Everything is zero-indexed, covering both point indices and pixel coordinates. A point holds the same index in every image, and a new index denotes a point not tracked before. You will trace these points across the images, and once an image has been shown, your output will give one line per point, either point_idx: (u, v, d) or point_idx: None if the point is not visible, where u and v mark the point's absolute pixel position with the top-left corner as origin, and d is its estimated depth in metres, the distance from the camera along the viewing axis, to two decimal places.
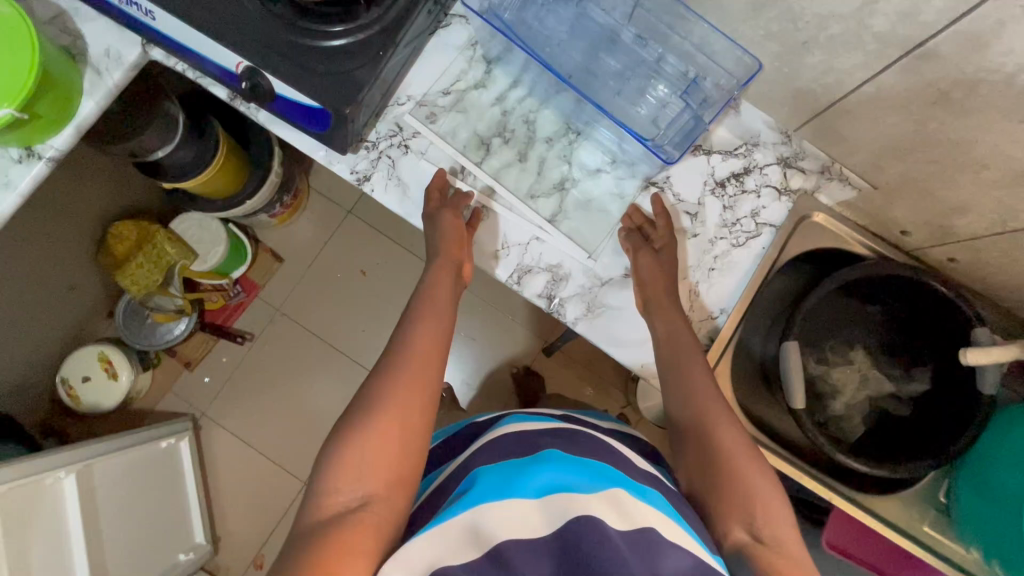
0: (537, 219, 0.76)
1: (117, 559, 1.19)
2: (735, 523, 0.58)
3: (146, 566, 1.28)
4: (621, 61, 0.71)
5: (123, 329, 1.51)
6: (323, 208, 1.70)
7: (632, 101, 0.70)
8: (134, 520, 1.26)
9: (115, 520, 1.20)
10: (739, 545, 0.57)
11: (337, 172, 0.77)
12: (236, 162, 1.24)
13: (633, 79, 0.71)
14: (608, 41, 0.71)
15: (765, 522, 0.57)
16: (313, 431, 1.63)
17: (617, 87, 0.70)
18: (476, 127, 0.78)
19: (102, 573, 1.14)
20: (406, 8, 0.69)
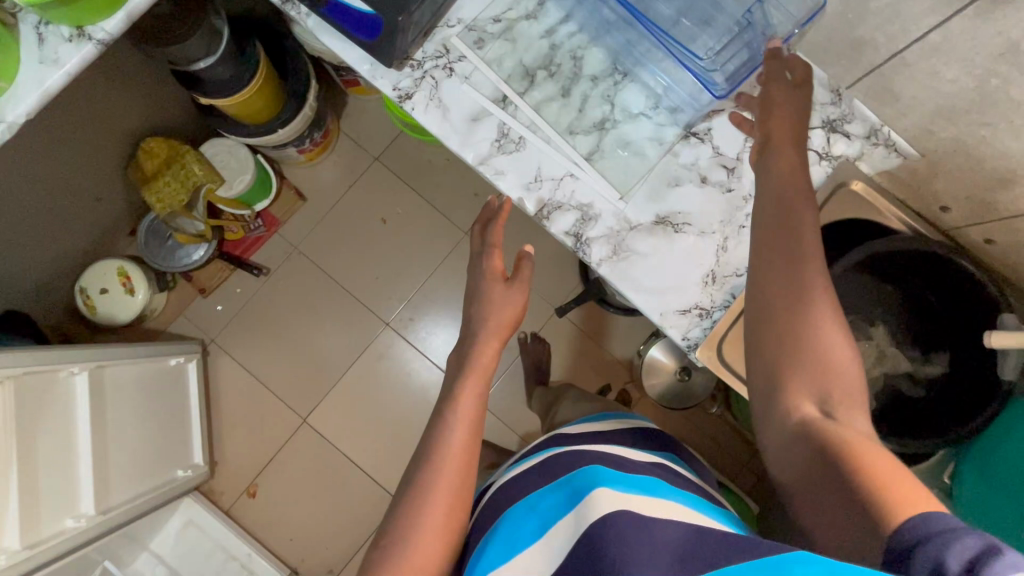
0: (574, 156, 0.76)
1: (120, 461, 1.22)
2: (805, 397, 0.55)
3: (147, 474, 1.31)
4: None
5: (143, 248, 1.53)
6: (351, 151, 1.70)
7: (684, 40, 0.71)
8: (139, 428, 1.29)
9: (122, 424, 1.23)
10: (807, 420, 0.54)
11: (379, 88, 0.77)
12: (273, 88, 1.23)
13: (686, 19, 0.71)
14: None
15: (841, 399, 0.54)
16: (318, 369, 1.65)
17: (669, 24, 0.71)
18: (523, 58, 0.77)
19: (104, 472, 1.16)
20: None
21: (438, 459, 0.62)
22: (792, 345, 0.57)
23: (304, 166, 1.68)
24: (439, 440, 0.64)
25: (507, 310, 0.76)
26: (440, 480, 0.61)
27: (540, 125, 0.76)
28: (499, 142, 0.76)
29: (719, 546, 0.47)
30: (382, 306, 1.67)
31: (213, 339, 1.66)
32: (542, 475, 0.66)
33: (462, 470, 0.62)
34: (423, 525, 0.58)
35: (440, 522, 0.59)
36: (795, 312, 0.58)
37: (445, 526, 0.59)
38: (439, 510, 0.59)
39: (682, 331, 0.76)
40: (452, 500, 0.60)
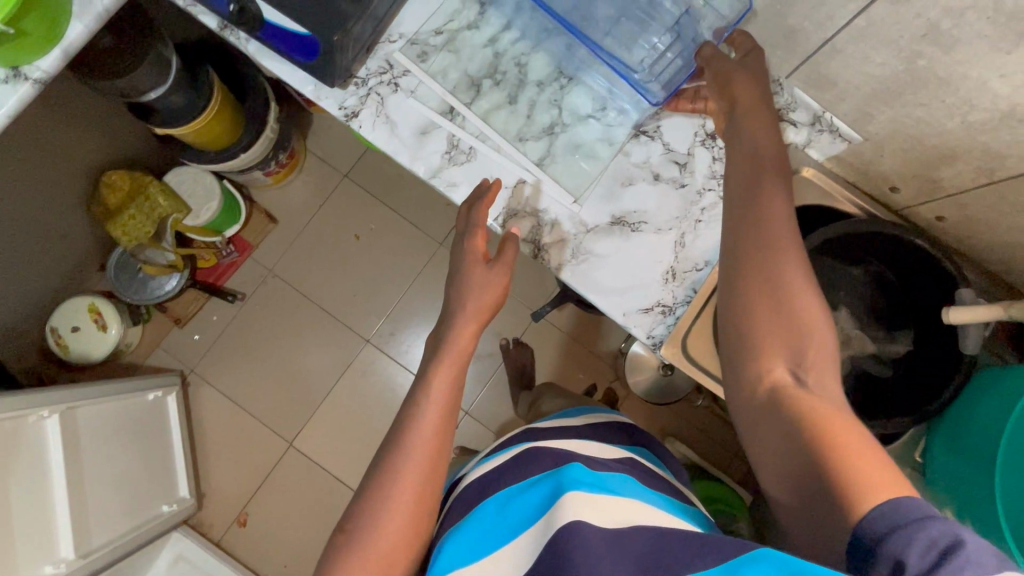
0: (525, 163, 0.76)
1: (99, 503, 1.19)
2: (779, 361, 0.53)
3: (130, 513, 1.29)
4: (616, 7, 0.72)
5: (113, 282, 1.51)
6: (320, 170, 1.69)
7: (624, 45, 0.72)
8: (119, 467, 1.27)
9: (99, 464, 1.21)
10: (778, 385, 0.52)
11: (325, 108, 0.76)
12: (231, 114, 1.23)
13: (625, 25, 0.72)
14: None
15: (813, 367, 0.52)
16: (301, 392, 1.64)
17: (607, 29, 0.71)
18: (467, 68, 0.77)
19: (82, 515, 1.14)
20: None
21: (404, 462, 0.59)
22: (767, 318, 0.54)
23: (273, 188, 1.67)
24: (411, 437, 0.61)
25: (486, 293, 0.69)
26: (403, 488, 0.58)
27: (489, 134, 0.76)
28: (450, 154, 0.76)
29: (682, 558, 0.46)
30: (361, 323, 1.66)
31: (192, 368, 1.64)
32: (513, 470, 0.64)
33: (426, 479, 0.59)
34: (381, 533, 0.56)
35: (402, 535, 0.56)
36: (770, 284, 0.54)
37: (406, 539, 0.57)
38: (401, 522, 0.57)
39: (647, 330, 0.76)
40: (416, 512, 0.57)
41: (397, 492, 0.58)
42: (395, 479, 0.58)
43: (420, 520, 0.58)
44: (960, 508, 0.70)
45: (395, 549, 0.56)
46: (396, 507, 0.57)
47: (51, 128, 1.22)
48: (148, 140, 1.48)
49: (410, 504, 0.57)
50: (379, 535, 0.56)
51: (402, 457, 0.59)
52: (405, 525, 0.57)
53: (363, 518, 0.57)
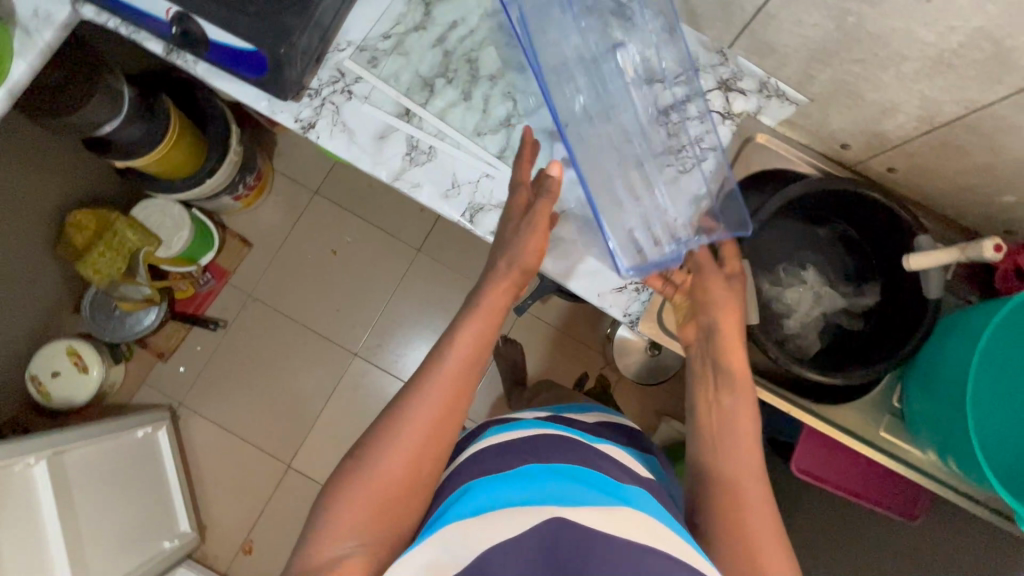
0: (486, 156, 0.76)
1: (97, 546, 1.17)
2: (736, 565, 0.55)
3: (130, 552, 1.27)
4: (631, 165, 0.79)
5: (90, 322, 1.49)
6: (289, 189, 1.68)
7: (616, 206, 0.77)
8: (114, 508, 1.25)
9: (93, 506, 1.19)
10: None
11: (281, 122, 0.76)
12: (192, 139, 1.22)
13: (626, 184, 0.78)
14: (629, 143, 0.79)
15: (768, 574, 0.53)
16: (294, 413, 1.63)
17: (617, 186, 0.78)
18: (419, 69, 0.78)
19: (81, 560, 1.12)
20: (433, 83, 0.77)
21: (420, 404, 0.58)
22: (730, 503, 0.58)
23: (244, 212, 1.66)
24: (432, 379, 0.60)
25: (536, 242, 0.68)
26: (412, 433, 0.57)
27: (447, 132, 0.77)
28: (411, 154, 0.76)
29: None
30: (347, 337, 1.66)
31: (180, 402, 1.62)
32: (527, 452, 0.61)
33: (439, 428, 0.58)
34: (385, 471, 0.55)
35: (405, 478, 0.55)
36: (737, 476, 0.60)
37: (409, 483, 0.55)
38: (406, 464, 0.56)
39: (623, 308, 0.77)
40: (423, 460, 0.56)
41: (406, 435, 0.57)
42: (406, 430, 0.57)
43: (429, 465, 0.57)
44: (943, 448, 0.72)
45: (398, 491, 0.55)
46: (403, 450, 0.56)
47: (9, 172, 1.20)
48: (110, 176, 1.46)
49: (417, 450, 0.56)
50: (383, 473, 0.55)
51: (419, 398, 0.58)
52: (409, 468, 0.56)
53: (371, 454, 0.56)
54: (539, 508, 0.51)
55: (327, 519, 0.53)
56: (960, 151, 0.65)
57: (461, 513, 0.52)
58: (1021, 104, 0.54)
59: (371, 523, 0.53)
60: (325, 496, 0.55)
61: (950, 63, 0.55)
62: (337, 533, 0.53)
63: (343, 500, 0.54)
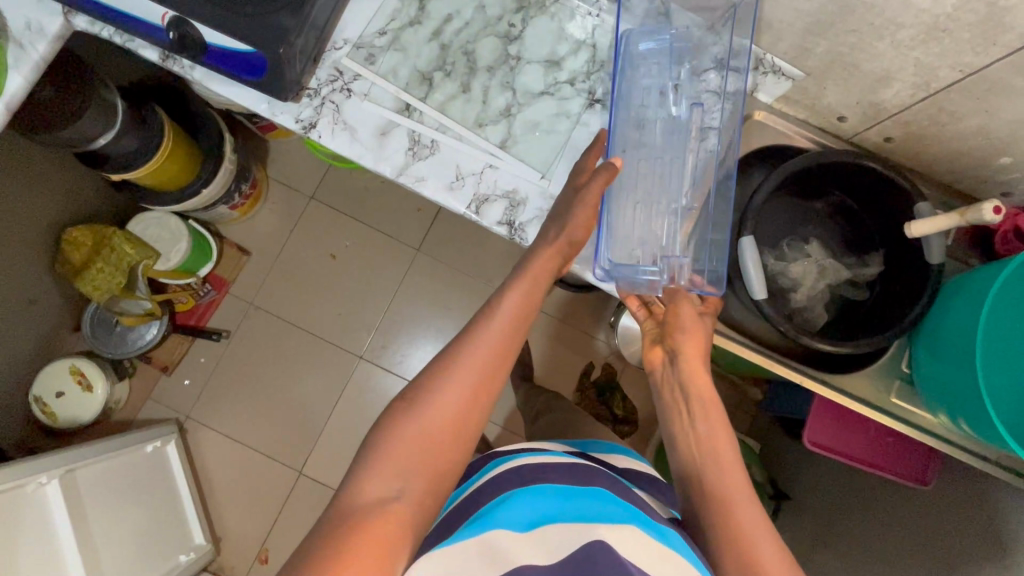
0: (488, 147, 0.77)
1: (114, 562, 1.17)
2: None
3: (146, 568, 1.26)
4: (648, 183, 0.79)
5: (92, 339, 1.48)
6: (285, 195, 1.68)
7: (623, 220, 0.78)
8: (128, 524, 1.24)
9: (107, 523, 1.18)
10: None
11: (282, 124, 0.76)
12: (186, 148, 1.21)
13: (643, 200, 0.79)
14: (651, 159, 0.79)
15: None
16: (302, 420, 1.62)
17: (632, 199, 0.78)
18: (416, 63, 0.78)
19: None
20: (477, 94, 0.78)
21: (468, 359, 0.60)
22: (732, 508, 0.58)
23: (240, 221, 1.65)
24: (483, 337, 0.62)
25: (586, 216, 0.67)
26: (458, 387, 0.58)
27: (448, 125, 0.77)
28: (414, 149, 0.76)
29: None
30: (351, 340, 1.65)
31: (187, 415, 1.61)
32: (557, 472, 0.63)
33: (484, 384, 0.59)
34: (430, 418, 0.56)
35: (449, 427, 0.57)
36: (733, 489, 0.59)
37: (452, 433, 0.57)
38: (450, 414, 0.57)
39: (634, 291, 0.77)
40: (466, 413, 0.58)
41: (452, 386, 0.58)
42: (453, 384, 0.58)
43: (474, 418, 0.58)
44: (956, 410, 0.73)
45: (442, 439, 0.56)
46: (449, 401, 0.57)
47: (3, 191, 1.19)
48: (103, 192, 1.45)
49: (462, 403, 0.58)
50: (429, 419, 0.56)
51: (467, 354, 0.60)
52: (454, 419, 0.57)
53: (419, 400, 0.57)
54: (571, 524, 0.53)
55: (373, 462, 0.54)
56: (957, 115, 0.66)
57: (498, 521, 0.54)
58: (1015, 64, 0.56)
59: (415, 465, 0.54)
60: (372, 438, 0.57)
61: (946, 28, 0.56)
62: (381, 473, 0.54)
63: (393, 443, 0.55)
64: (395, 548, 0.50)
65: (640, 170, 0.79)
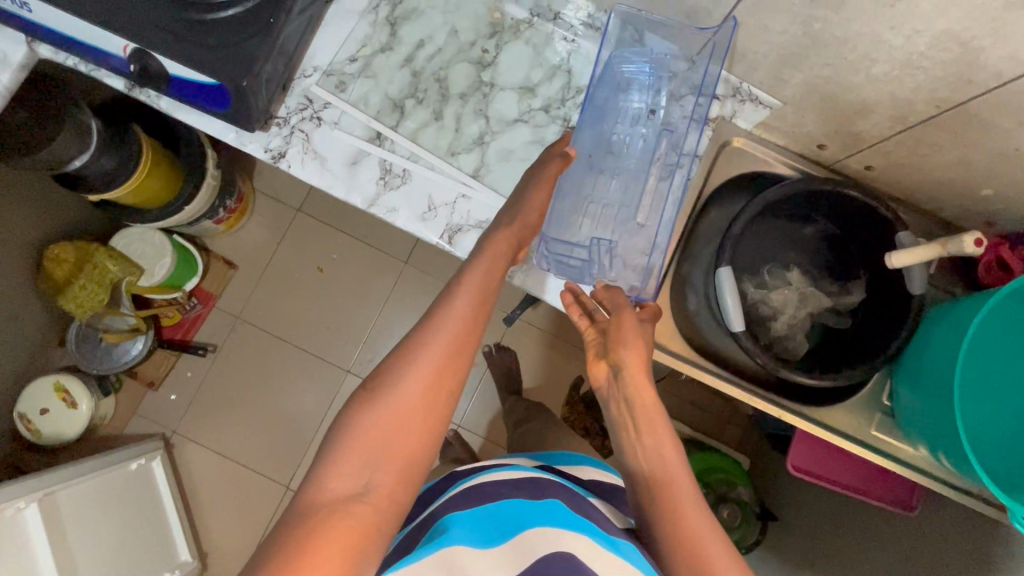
0: (460, 176, 0.75)
1: None
2: None
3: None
4: (613, 204, 0.78)
5: (76, 355, 1.47)
6: (272, 208, 1.67)
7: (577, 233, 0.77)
8: (112, 544, 1.23)
9: (89, 544, 1.17)
10: None
11: (251, 153, 0.75)
12: (166, 166, 1.20)
13: (605, 218, 0.78)
14: (620, 181, 0.79)
15: None
16: (288, 434, 1.61)
17: (592, 215, 0.78)
18: (388, 90, 0.76)
19: None
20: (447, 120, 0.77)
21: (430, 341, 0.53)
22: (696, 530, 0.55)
23: (226, 234, 1.64)
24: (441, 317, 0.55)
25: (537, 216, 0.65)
26: (427, 366, 0.52)
27: (419, 153, 0.75)
28: (385, 178, 0.75)
29: None
30: (339, 354, 1.64)
31: (174, 430, 1.60)
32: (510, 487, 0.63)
33: (454, 361, 0.53)
34: (396, 404, 0.50)
35: (419, 409, 0.51)
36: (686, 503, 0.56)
37: (422, 415, 0.51)
38: (419, 397, 0.51)
39: None
40: (437, 393, 0.52)
41: (419, 369, 0.52)
42: (420, 364, 0.52)
43: (446, 401, 0.52)
44: (935, 445, 0.72)
45: (410, 423, 0.50)
46: (417, 382, 0.51)
47: None
48: (85, 206, 1.44)
49: (431, 384, 0.52)
50: (396, 404, 0.50)
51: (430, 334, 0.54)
52: (424, 401, 0.51)
53: (383, 384, 0.51)
54: (533, 529, 0.55)
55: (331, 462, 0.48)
56: (935, 148, 0.64)
57: (458, 535, 0.54)
58: (991, 102, 0.54)
59: (382, 457, 0.49)
60: (334, 428, 0.51)
61: (920, 65, 0.54)
62: (345, 467, 0.48)
63: (355, 433, 0.49)
64: (363, 550, 0.45)
65: (608, 193, 0.78)
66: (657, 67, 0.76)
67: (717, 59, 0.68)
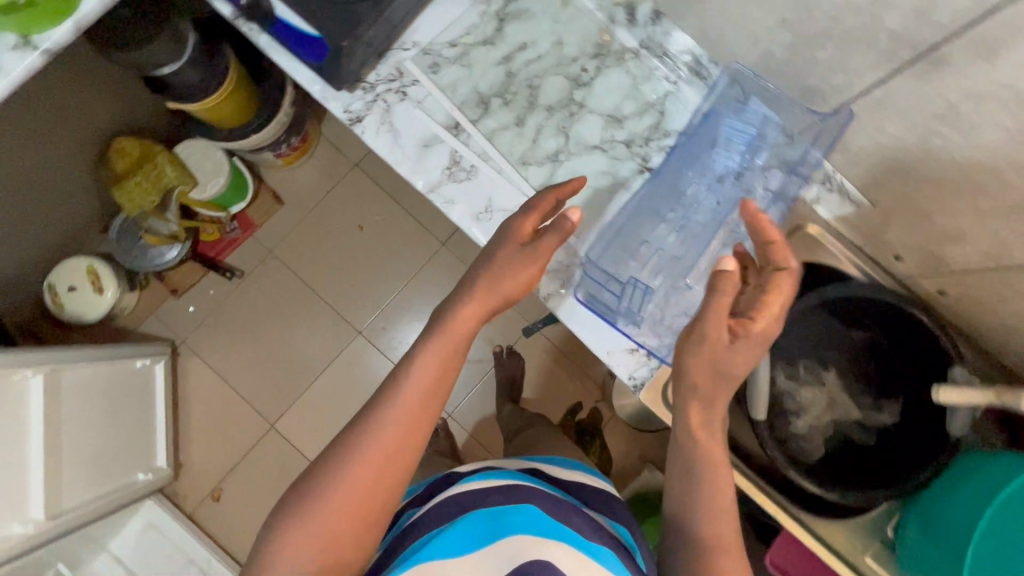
0: (525, 187, 0.74)
1: (75, 464, 1.20)
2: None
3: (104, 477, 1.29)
4: (665, 253, 0.76)
5: (115, 245, 1.52)
6: (331, 156, 1.68)
7: (620, 271, 0.74)
8: (99, 432, 1.28)
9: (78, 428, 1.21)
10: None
11: (330, 110, 0.75)
12: (247, 92, 1.23)
13: (652, 265, 0.76)
14: (678, 233, 0.76)
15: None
16: (287, 376, 1.64)
17: (640, 259, 0.76)
18: (478, 84, 0.76)
19: (56, 476, 1.15)
20: (527, 129, 0.76)
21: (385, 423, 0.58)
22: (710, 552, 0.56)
23: (282, 170, 1.67)
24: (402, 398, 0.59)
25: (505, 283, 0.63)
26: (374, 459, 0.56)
27: (491, 153, 0.75)
28: (451, 169, 0.74)
29: None
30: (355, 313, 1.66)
31: (184, 340, 1.64)
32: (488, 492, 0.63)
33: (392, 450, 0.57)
34: (343, 500, 0.55)
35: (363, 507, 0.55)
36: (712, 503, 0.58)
37: (369, 510, 0.56)
38: (366, 492, 0.55)
39: (629, 370, 0.72)
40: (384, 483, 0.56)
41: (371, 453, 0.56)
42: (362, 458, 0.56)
43: (387, 490, 0.57)
44: None
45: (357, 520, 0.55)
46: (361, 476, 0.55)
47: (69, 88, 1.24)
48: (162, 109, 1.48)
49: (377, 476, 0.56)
50: (339, 507, 0.55)
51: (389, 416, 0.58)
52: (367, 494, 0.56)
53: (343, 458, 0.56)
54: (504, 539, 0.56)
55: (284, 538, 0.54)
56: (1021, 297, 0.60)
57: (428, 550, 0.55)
58: None
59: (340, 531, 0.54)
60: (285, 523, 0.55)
61: None
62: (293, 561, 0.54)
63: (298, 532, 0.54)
64: None
65: (662, 241, 0.76)
66: (753, 132, 0.73)
67: (822, 143, 0.65)
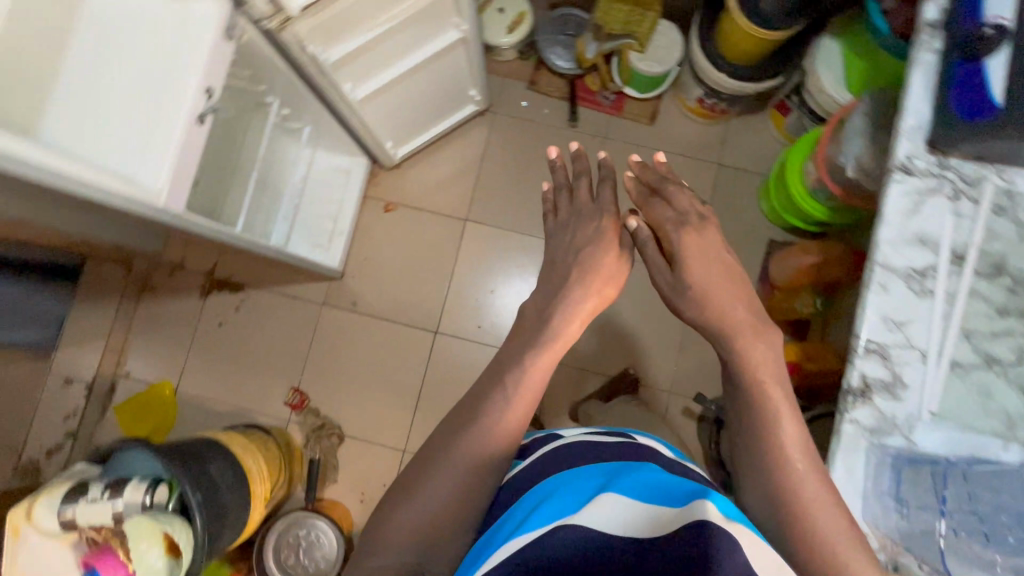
0: (943, 344, 0.90)
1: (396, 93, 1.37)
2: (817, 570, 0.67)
3: (385, 116, 1.46)
4: (973, 500, 0.89)
5: (547, 19, 1.70)
6: (714, 140, 1.72)
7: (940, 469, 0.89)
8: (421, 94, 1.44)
9: (422, 76, 1.37)
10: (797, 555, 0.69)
11: (899, 146, 0.95)
12: (764, 51, 1.31)
13: (957, 492, 0.90)
14: (1000, 509, 0.88)
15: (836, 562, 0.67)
16: (510, 210, 1.75)
17: (957, 480, 0.90)
18: (1006, 259, 0.94)
19: (388, 87, 1.32)
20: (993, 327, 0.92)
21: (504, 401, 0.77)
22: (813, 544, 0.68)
23: (679, 108, 1.73)
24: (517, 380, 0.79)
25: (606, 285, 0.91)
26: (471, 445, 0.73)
27: (956, 301, 0.91)
28: (911, 276, 0.91)
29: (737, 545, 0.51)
30: None
31: (493, 113, 1.78)
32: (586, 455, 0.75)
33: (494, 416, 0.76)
34: (472, 459, 0.72)
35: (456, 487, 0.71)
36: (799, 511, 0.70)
37: (460, 492, 0.71)
38: (459, 479, 0.71)
39: (870, 519, 0.86)
40: (473, 470, 0.72)
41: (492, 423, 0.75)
42: (466, 436, 0.74)
43: (478, 481, 0.72)
44: None
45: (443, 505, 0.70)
46: (459, 459, 0.72)
47: None
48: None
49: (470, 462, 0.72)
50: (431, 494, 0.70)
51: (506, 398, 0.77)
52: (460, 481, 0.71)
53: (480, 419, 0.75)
54: (598, 497, 0.61)
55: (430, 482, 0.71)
56: None
57: (540, 518, 0.61)
58: None
59: (473, 477, 0.72)
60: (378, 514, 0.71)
61: None
62: (401, 534, 0.69)
63: (403, 510, 0.70)
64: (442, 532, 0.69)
65: (982, 498, 0.89)
66: None
67: None
